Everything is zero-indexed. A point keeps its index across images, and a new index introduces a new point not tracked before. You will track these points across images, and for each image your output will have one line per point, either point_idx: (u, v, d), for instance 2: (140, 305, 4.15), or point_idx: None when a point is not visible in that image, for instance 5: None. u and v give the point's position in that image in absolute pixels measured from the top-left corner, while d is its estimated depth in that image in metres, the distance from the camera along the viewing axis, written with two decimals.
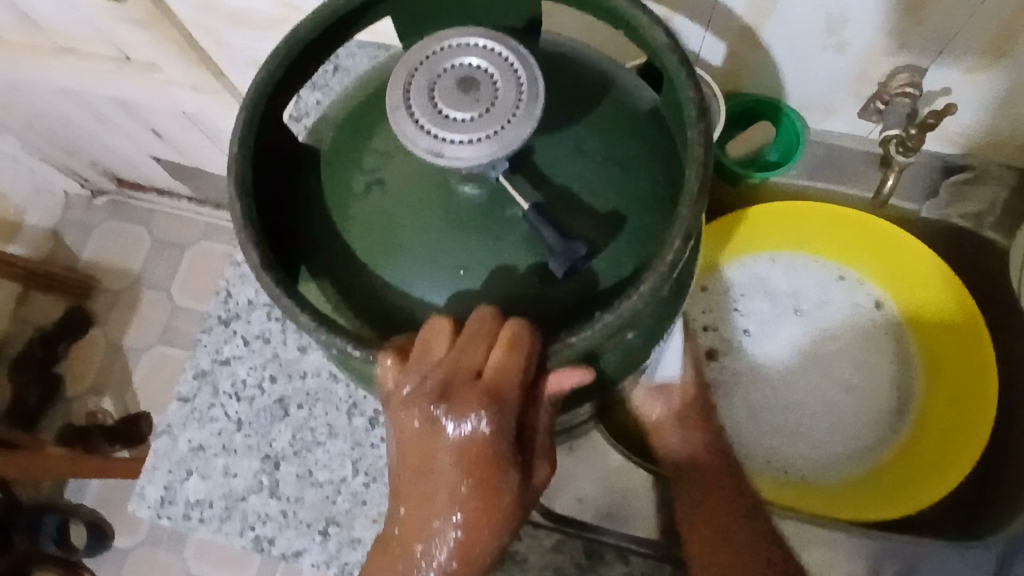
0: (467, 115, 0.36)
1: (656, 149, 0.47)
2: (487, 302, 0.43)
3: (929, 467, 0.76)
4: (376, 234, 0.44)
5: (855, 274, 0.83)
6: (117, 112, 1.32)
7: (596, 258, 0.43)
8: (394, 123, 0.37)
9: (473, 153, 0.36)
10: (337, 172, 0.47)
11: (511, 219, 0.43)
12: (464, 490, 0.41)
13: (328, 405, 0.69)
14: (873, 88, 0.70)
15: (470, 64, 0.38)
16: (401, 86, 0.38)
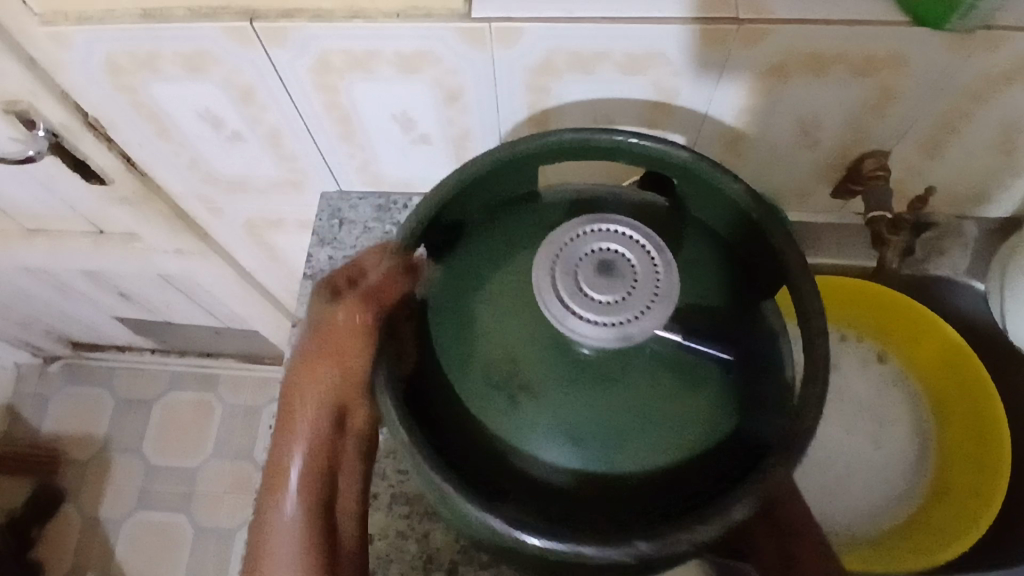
0: (622, 292, 0.44)
1: (726, 275, 0.52)
2: (634, 460, 0.47)
3: (968, 501, 0.80)
4: (501, 405, 0.48)
5: (854, 333, 0.90)
6: (85, 281, 1.30)
7: (713, 396, 0.48)
8: (571, 330, 0.44)
9: (648, 318, 0.44)
10: (453, 344, 0.50)
11: (634, 374, 0.47)
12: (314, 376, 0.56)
13: (402, 565, 0.68)
14: (844, 172, 0.78)
15: (598, 251, 0.46)
16: (552, 292, 0.45)
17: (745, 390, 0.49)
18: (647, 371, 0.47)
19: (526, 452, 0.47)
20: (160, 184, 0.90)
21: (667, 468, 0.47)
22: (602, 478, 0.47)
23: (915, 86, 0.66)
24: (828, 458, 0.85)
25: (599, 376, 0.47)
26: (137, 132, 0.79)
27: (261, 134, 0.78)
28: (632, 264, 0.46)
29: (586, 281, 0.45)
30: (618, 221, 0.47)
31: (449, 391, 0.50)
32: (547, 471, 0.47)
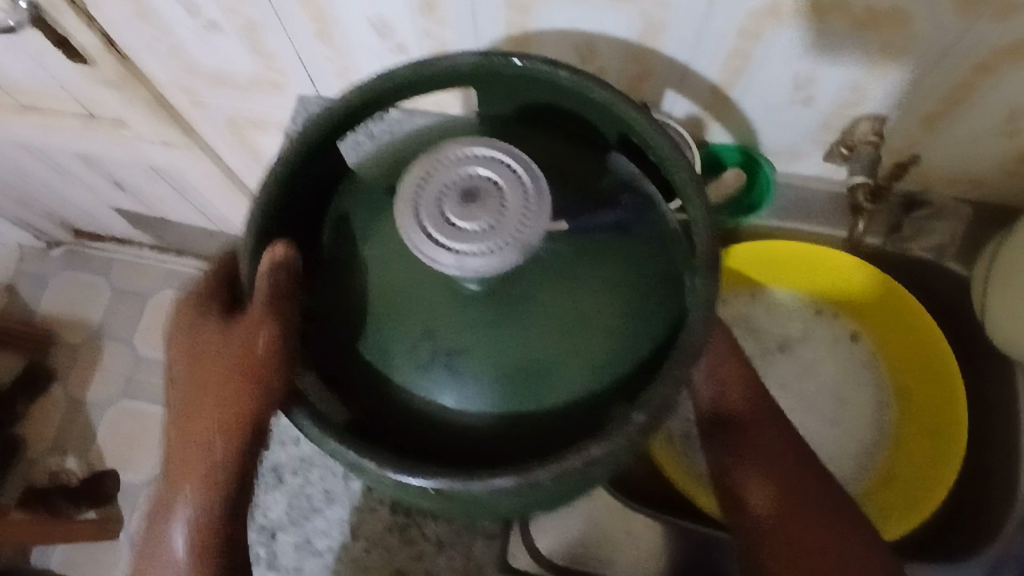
0: (498, 209, 0.37)
1: (641, 223, 0.48)
2: (534, 405, 0.44)
3: (910, 491, 0.79)
4: (385, 330, 0.45)
5: (832, 310, 0.87)
6: (81, 166, 1.29)
7: (616, 341, 0.45)
8: (473, 273, 0.36)
9: (537, 219, 0.36)
10: (345, 267, 0.47)
11: (531, 312, 0.44)
12: (210, 403, 0.47)
13: (324, 471, 0.68)
14: (837, 136, 0.74)
15: (447, 181, 0.37)
16: (428, 241, 0.36)
17: (655, 336, 0.46)
18: (550, 294, 0.44)
19: (428, 396, 0.44)
20: (141, 67, 0.89)
21: (567, 416, 0.44)
22: (500, 424, 0.44)
23: (919, 48, 0.61)
24: None
25: (494, 310, 0.43)
26: (114, 8, 0.77)
27: (236, 23, 0.75)
28: (486, 174, 0.38)
29: (457, 216, 0.36)
30: (450, 143, 0.39)
31: (334, 314, 0.47)
32: (455, 411, 0.44)
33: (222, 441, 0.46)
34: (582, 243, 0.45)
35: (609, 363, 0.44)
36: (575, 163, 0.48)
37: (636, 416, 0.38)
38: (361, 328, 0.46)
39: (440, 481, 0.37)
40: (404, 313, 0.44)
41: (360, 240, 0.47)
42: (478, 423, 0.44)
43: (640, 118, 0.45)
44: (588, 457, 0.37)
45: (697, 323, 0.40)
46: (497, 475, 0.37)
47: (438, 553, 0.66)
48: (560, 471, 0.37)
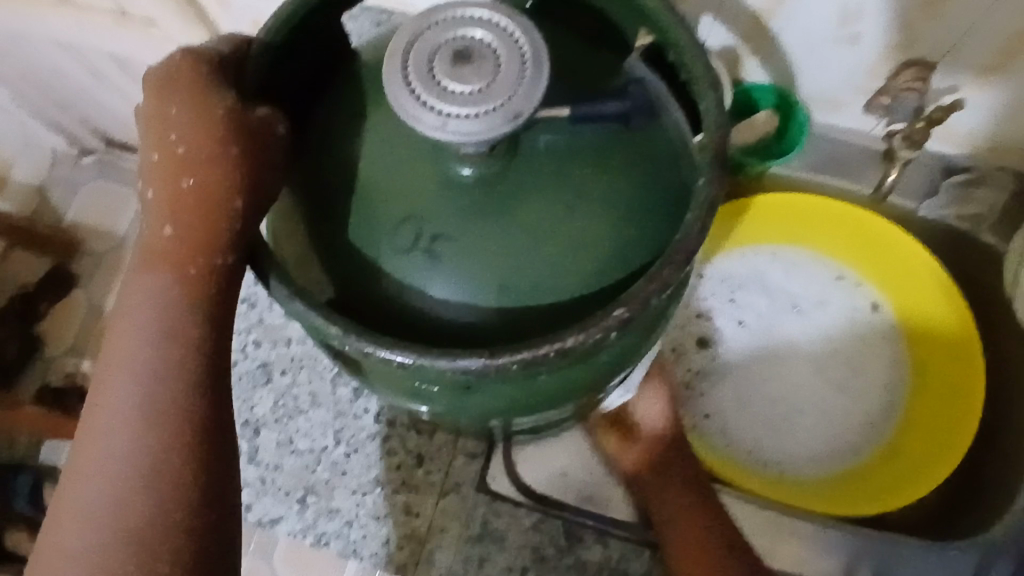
0: (490, 73, 0.35)
1: (649, 133, 0.45)
2: (519, 306, 0.42)
3: (916, 466, 0.76)
4: (367, 213, 0.43)
5: (855, 275, 0.82)
6: (114, 69, 1.27)
7: (610, 247, 0.42)
8: (458, 137, 0.34)
9: (531, 86, 0.35)
10: (332, 144, 0.45)
11: (523, 207, 0.42)
12: (167, 230, 0.38)
13: (312, 373, 0.68)
14: (881, 83, 0.70)
15: (443, 42, 0.36)
16: (414, 100, 0.35)
17: (651, 248, 0.43)
18: (546, 187, 0.42)
19: (408, 282, 0.42)
20: None
21: (550, 320, 0.42)
22: (479, 322, 0.42)
23: None
24: (785, 389, 0.79)
25: (486, 199, 0.42)
26: None
27: None
28: (484, 39, 0.36)
29: (447, 78, 0.35)
30: (452, 4, 0.37)
31: (315, 188, 0.45)
32: (435, 300, 0.42)
33: (171, 269, 0.38)
34: (584, 139, 0.43)
35: (600, 270, 0.42)
36: (588, 65, 0.46)
37: (616, 311, 0.36)
38: (344, 208, 0.44)
39: (405, 356, 0.36)
40: (392, 192, 0.43)
41: (354, 115, 0.45)
42: (457, 315, 0.42)
43: (667, 15, 0.42)
44: (561, 347, 0.35)
45: (694, 224, 0.38)
46: (465, 357, 0.36)
47: (417, 466, 0.65)
48: (528, 357, 0.35)
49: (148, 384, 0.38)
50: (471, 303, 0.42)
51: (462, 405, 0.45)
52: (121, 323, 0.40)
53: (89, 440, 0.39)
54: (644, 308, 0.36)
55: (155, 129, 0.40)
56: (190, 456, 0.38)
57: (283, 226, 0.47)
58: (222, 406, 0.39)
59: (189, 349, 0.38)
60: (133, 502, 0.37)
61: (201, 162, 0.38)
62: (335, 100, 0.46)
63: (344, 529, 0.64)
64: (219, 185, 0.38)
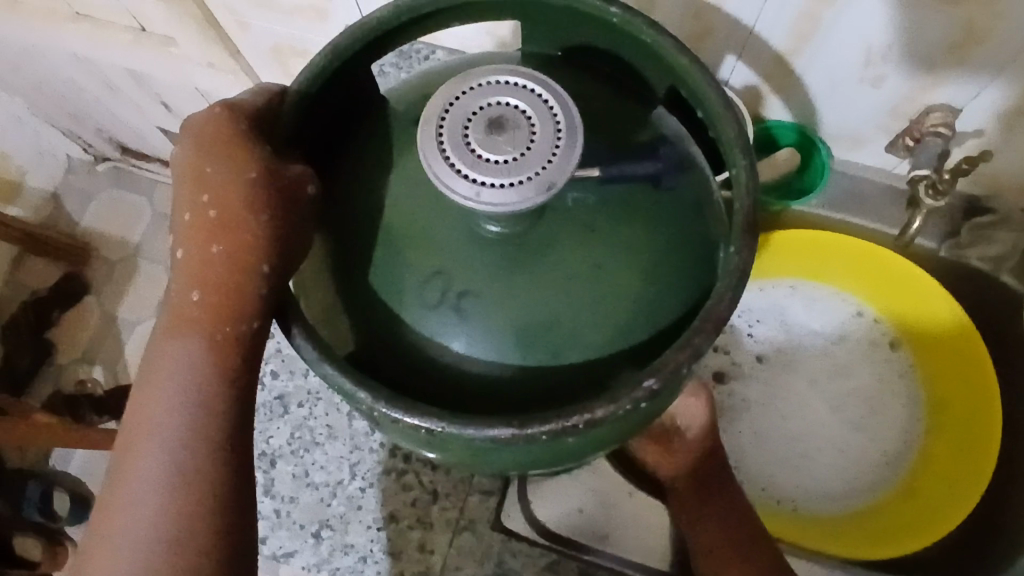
0: (525, 141, 0.35)
1: (677, 190, 0.44)
2: (545, 365, 0.42)
3: (931, 508, 0.75)
4: (393, 266, 0.43)
5: (873, 312, 0.82)
6: (130, 82, 1.27)
7: (637, 308, 0.42)
8: (492, 208, 0.34)
9: (565, 157, 0.35)
10: (357, 196, 0.45)
11: (550, 268, 0.42)
12: (194, 297, 0.38)
13: (329, 405, 0.68)
14: (905, 124, 0.69)
15: (476, 109, 0.36)
16: (448, 168, 0.35)
17: (677, 308, 0.43)
18: (575, 246, 0.42)
19: (434, 337, 0.42)
20: None
21: (576, 380, 0.42)
22: (505, 380, 0.42)
23: (1005, 27, 0.57)
24: (800, 426, 0.79)
25: (512, 257, 0.42)
26: None
27: None
28: (517, 105, 0.36)
29: (482, 145, 0.35)
30: (485, 67, 0.37)
31: (340, 240, 0.45)
32: (461, 356, 0.42)
33: (196, 331, 0.38)
34: (612, 197, 0.43)
35: (626, 331, 0.42)
36: (618, 118, 0.46)
37: (646, 382, 0.35)
38: (369, 261, 0.44)
39: (433, 423, 0.36)
40: (421, 246, 0.43)
41: (382, 166, 0.45)
42: (484, 371, 0.42)
43: (700, 74, 0.42)
44: (590, 419, 0.35)
45: (725, 291, 0.38)
46: (493, 425, 0.35)
47: (432, 502, 0.65)
48: (557, 429, 0.35)
49: (172, 446, 0.38)
50: (498, 362, 0.42)
51: (486, 459, 0.44)
52: (145, 386, 0.39)
53: (112, 503, 0.39)
54: (674, 378, 0.36)
55: (184, 187, 0.40)
56: (215, 519, 0.38)
57: (308, 273, 0.47)
58: (246, 468, 0.39)
59: (213, 413, 0.38)
60: (156, 567, 0.37)
61: (230, 226, 0.38)
62: (363, 149, 0.46)
63: (359, 564, 0.64)
64: (245, 249, 0.38)
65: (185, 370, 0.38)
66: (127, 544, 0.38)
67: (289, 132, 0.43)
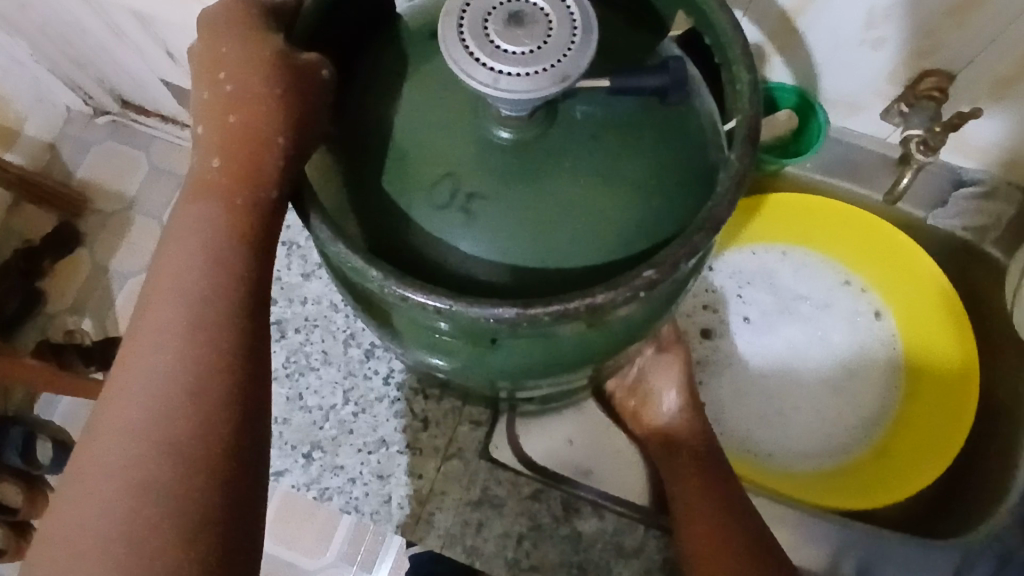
0: (542, 35, 0.36)
1: (679, 114, 0.46)
2: (546, 271, 0.43)
3: (906, 465, 0.77)
4: (407, 168, 0.44)
5: (861, 281, 0.84)
6: (136, 25, 1.25)
7: (637, 219, 0.44)
8: (506, 96, 0.36)
9: (580, 51, 0.36)
10: (371, 105, 0.46)
11: (558, 176, 0.43)
12: (214, 164, 0.41)
13: (325, 332, 0.69)
14: (901, 90, 0.71)
15: (497, 3, 0.37)
16: (467, 56, 0.36)
17: (674, 225, 0.45)
18: (583, 156, 0.44)
19: (440, 236, 0.44)
20: None
21: (575, 284, 0.43)
22: (507, 282, 0.43)
23: None
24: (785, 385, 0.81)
25: (521, 166, 0.43)
26: None
27: None
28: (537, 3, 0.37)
29: (500, 36, 0.36)
30: None
31: (354, 145, 0.46)
32: (467, 258, 0.43)
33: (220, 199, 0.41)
34: (618, 113, 0.45)
35: (625, 243, 0.44)
36: (628, 42, 0.48)
37: (646, 273, 0.37)
38: (380, 165, 0.45)
39: (441, 302, 0.37)
40: (433, 148, 0.44)
41: (395, 72, 0.46)
42: (487, 271, 0.43)
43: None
44: (591, 303, 0.37)
45: (724, 197, 0.39)
46: (498, 305, 0.37)
47: (422, 429, 0.67)
48: (559, 311, 0.37)
49: (194, 301, 0.41)
50: (500, 262, 0.43)
51: (481, 359, 0.46)
52: (166, 257, 0.42)
53: (129, 358, 0.41)
54: (672, 271, 0.38)
55: (205, 71, 0.43)
56: (228, 380, 0.40)
57: (320, 174, 0.48)
58: (260, 334, 0.43)
59: (234, 275, 0.41)
60: (171, 410, 0.40)
61: (253, 108, 0.41)
62: (377, 56, 0.48)
63: (347, 485, 0.66)
64: (265, 121, 0.40)
65: (210, 232, 0.41)
66: (144, 390, 0.40)
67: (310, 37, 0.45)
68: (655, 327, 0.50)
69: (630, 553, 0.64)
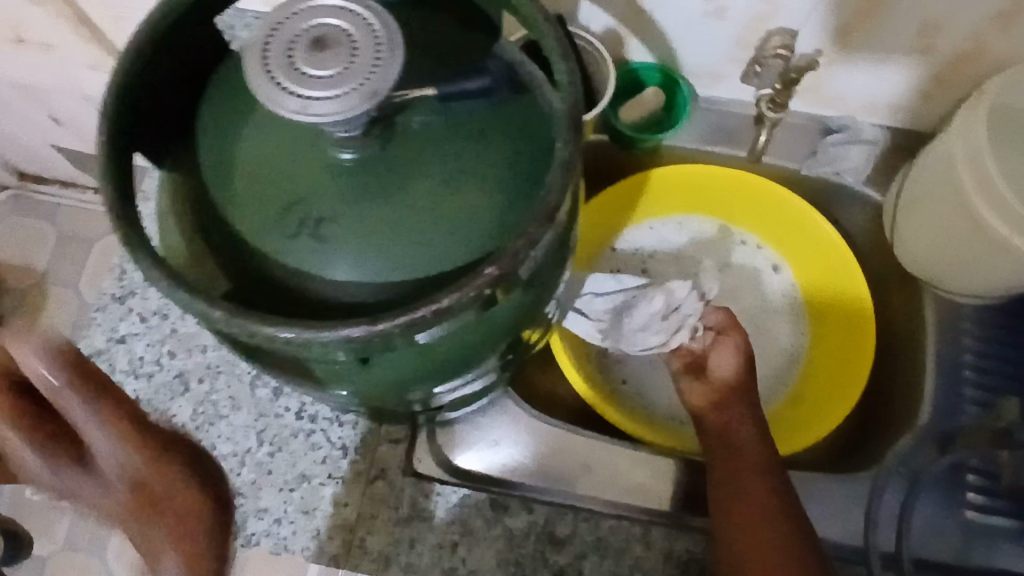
0: (347, 57, 0.37)
1: (516, 109, 0.47)
2: (407, 283, 0.43)
3: (822, 404, 0.79)
4: (257, 203, 0.44)
5: (755, 238, 0.87)
6: (15, 95, 1.20)
7: (488, 216, 0.44)
8: (320, 121, 0.36)
9: (387, 68, 0.37)
10: (214, 146, 0.46)
11: (406, 188, 0.44)
12: None
13: (229, 377, 0.69)
14: (752, 54, 0.74)
15: (300, 31, 0.37)
16: (275, 87, 0.36)
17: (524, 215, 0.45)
18: (426, 164, 0.44)
19: (297, 266, 0.44)
20: None
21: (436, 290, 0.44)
22: (371, 301, 0.44)
23: None
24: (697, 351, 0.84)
25: (365, 183, 0.44)
26: None
27: None
28: (340, 26, 0.38)
29: (306, 63, 0.37)
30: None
31: (201, 188, 0.46)
32: (328, 283, 0.44)
33: None
34: (454, 116, 0.45)
35: (481, 242, 0.44)
36: (456, 46, 0.48)
37: (486, 270, 0.38)
38: (230, 204, 0.45)
39: (289, 331, 0.37)
40: (276, 180, 0.44)
41: (229, 108, 0.46)
42: (347, 293, 0.44)
43: None
44: (438, 308, 0.38)
45: (555, 185, 0.40)
46: (348, 325, 0.37)
47: (342, 457, 0.66)
48: (407, 321, 0.37)
49: None
50: (360, 282, 0.43)
51: (364, 377, 0.47)
52: None
53: None
54: (514, 265, 0.38)
55: None
56: None
57: (165, 219, 0.47)
58: None
59: None
60: None
61: None
62: (211, 96, 0.47)
63: (274, 527, 0.65)
64: None
65: None
66: None
67: (130, 90, 0.44)
68: (535, 316, 0.51)
69: (562, 540, 0.65)
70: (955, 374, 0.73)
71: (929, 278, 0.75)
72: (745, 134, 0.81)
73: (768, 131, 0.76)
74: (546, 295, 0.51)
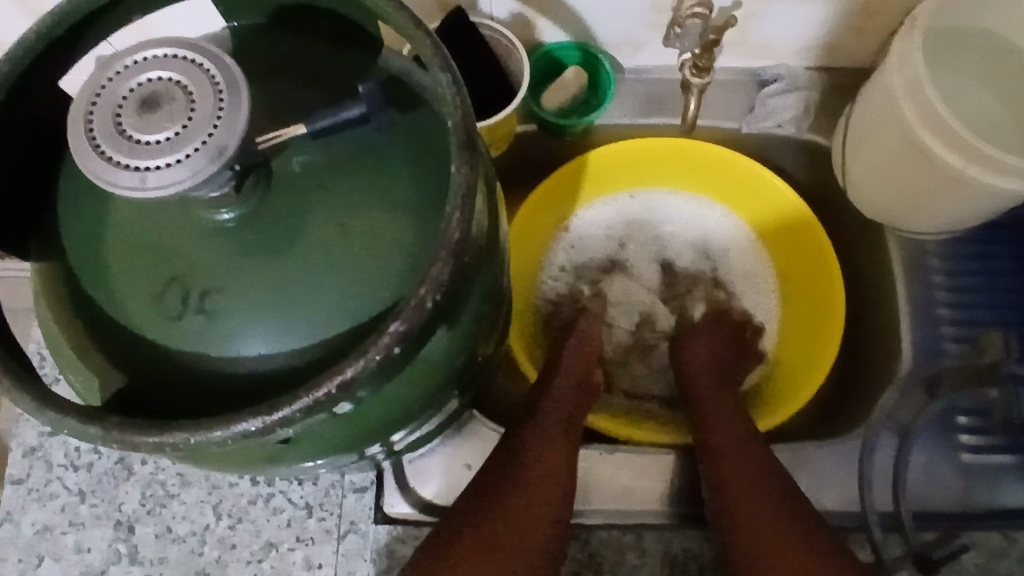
0: (183, 113, 0.32)
1: (404, 131, 0.42)
2: (315, 344, 0.39)
3: (800, 368, 0.76)
4: (137, 285, 0.40)
5: (709, 202, 0.83)
6: None
7: (393, 256, 0.40)
8: (163, 192, 0.32)
9: (231, 118, 0.32)
10: (80, 228, 0.41)
11: (294, 240, 0.39)
12: None
13: None
14: (668, 15, 0.69)
15: (126, 93, 0.33)
16: (106, 162, 0.32)
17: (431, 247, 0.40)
18: (313, 209, 0.40)
19: (191, 347, 0.39)
20: None
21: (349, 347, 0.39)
22: (278, 371, 0.39)
23: None
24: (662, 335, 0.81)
25: (247, 244, 0.39)
26: None
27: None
28: (171, 79, 0.33)
29: (136, 129, 0.32)
30: (138, 44, 0.34)
31: (73, 278, 0.41)
32: (228, 360, 0.39)
33: None
34: (336, 151, 0.41)
35: (389, 284, 0.40)
36: (331, 72, 0.44)
37: (391, 327, 0.34)
38: (107, 291, 0.40)
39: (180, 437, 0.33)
40: (152, 257, 0.40)
41: (88, 179, 0.41)
42: (253, 369, 0.39)
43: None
44: (343, 380, 0.34)
45: (454, 214, 0.36)
46: (242, 419, 0.33)
47: (307, 516, 0.62)
48: (309, 402, 0.33)
49: None
50: (263, 351, 0.39)
51: (294, 449, 0.43)
52: None
53: None
54: (420, 314, 0.34)
55: None
56: None
57: (46, 317, 0.42)
58: None
59: None
60: None
61: None
62: (70, 171, 0.42)
63: None
64: None
65: None
66: None
67: None
68: (474, 347, 0.47)
69: None
70: (929, 314, 0.70)
71: (888, 219, 0.72)
72: (676, 100, 0.77)
73: (698, 97, 0.71)
74: (481, 323, 0.46)
